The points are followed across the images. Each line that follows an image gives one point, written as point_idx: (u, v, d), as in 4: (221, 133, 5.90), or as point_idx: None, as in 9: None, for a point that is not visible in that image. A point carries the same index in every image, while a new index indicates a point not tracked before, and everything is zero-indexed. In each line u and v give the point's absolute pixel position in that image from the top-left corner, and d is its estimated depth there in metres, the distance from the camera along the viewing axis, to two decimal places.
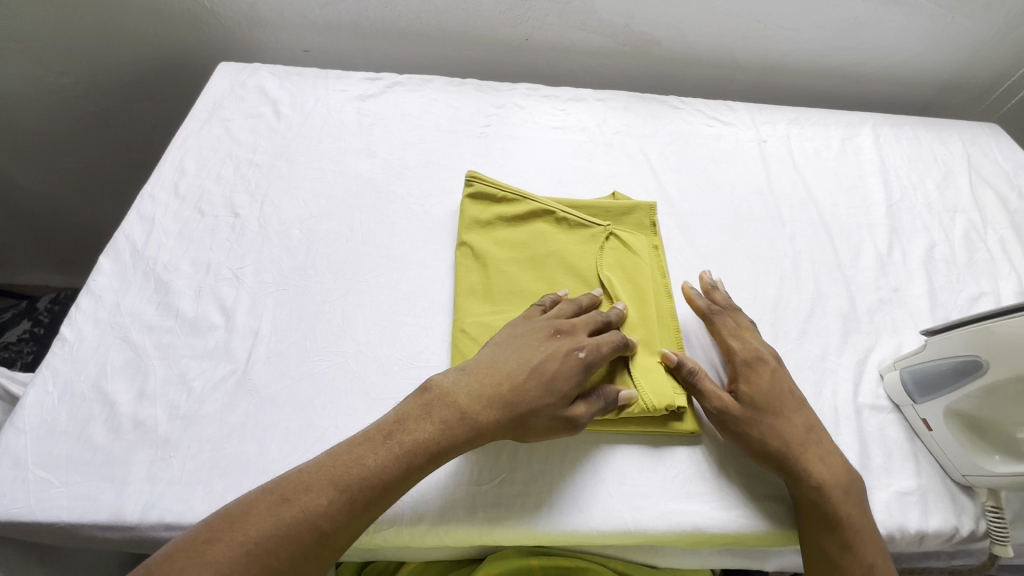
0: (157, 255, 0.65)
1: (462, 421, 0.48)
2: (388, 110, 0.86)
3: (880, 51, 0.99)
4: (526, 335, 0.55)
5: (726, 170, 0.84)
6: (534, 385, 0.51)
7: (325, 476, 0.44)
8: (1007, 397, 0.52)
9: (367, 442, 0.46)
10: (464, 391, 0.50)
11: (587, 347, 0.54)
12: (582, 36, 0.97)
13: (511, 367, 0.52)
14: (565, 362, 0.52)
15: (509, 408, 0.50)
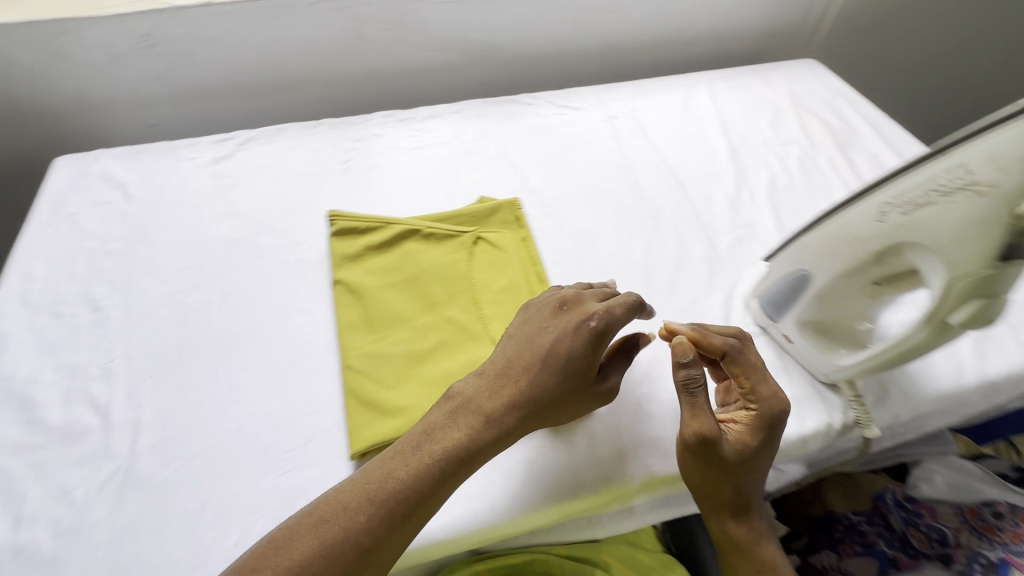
0: (16, 371, 0.62)
1: (488, 423, 0.51)
2: (245, 167, 0.85)
3: (700, 15, 1.08)
4: (534, 320, 0.57)
5: (583, 152, 0.89)
6: (550, 375, 0.53)
7: (360, 494, 0.47)
8: (832, 298, 0.57)
9: (398, 455, 0.49)
10: (484, 395, 0.53)
11: (598, 313, 0.54)
12: (426, 55, 1.00)
13: (524, 359, 0.54)
14: (574, 338, 0.54)
15: (523, 402, 0.53)
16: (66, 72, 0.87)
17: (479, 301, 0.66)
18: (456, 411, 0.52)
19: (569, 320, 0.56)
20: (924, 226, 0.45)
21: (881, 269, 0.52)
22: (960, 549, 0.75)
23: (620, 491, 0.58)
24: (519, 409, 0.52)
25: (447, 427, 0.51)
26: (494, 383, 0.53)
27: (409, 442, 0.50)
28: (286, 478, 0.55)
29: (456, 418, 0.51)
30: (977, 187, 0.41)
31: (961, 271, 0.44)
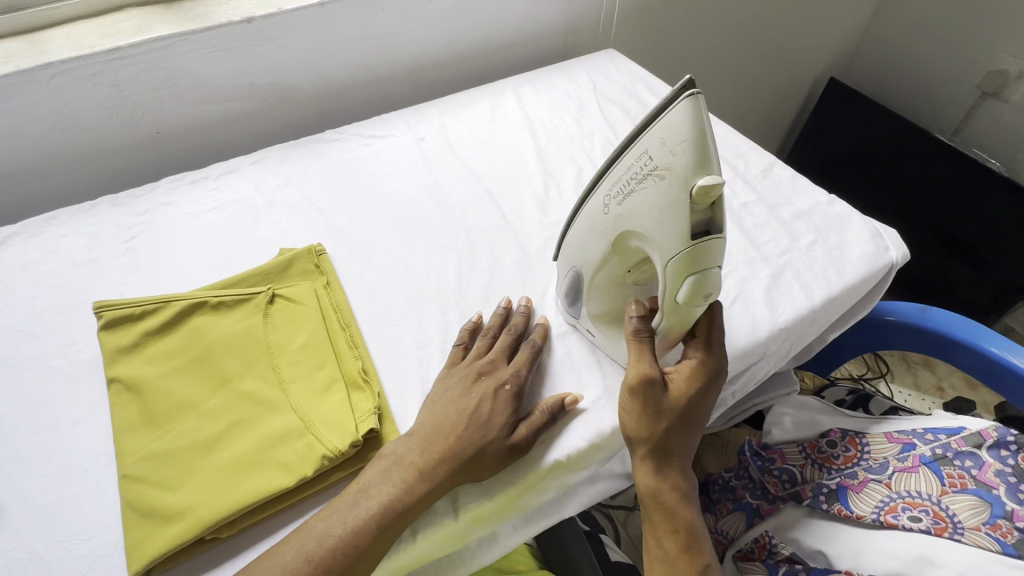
0: None
1: (420, 479, 0.53)
2: (5, 269, 0.75)
3: (496, 23, 1.10)
4: (453, 387, 0.59)
5: (392, 179, 0.87)
6: (478, 429, 0.56)
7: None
8: (604, 290, 0.61)
9: (328, 516, 0.51)
10: (416, 450, 0.55)
11: (510, 380, 0.60)
12: (214, 108, 0.94)
13: (451, 420, 0.56)
14: (495, 401, 0.58)
15: (452, 457, 0.54)
16: None
17: (276, 366, 0.62)
18: (406, 463, 0.54)
19: (487, 381, 0.59)
20: (639, 209, 0.52)
21: (630, 254, 0.57)
22: (806, 485, 0.78)
23: (442, 533, 0.56)
24: (462, 462, 0.55)
25: (471, 441, 0.55)
26: (468, 410, 0.57)
27: (327, 532, 0.50)
28: None
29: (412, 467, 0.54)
30: (663, 168, 0.48)
31: (673, 248, 0.50)
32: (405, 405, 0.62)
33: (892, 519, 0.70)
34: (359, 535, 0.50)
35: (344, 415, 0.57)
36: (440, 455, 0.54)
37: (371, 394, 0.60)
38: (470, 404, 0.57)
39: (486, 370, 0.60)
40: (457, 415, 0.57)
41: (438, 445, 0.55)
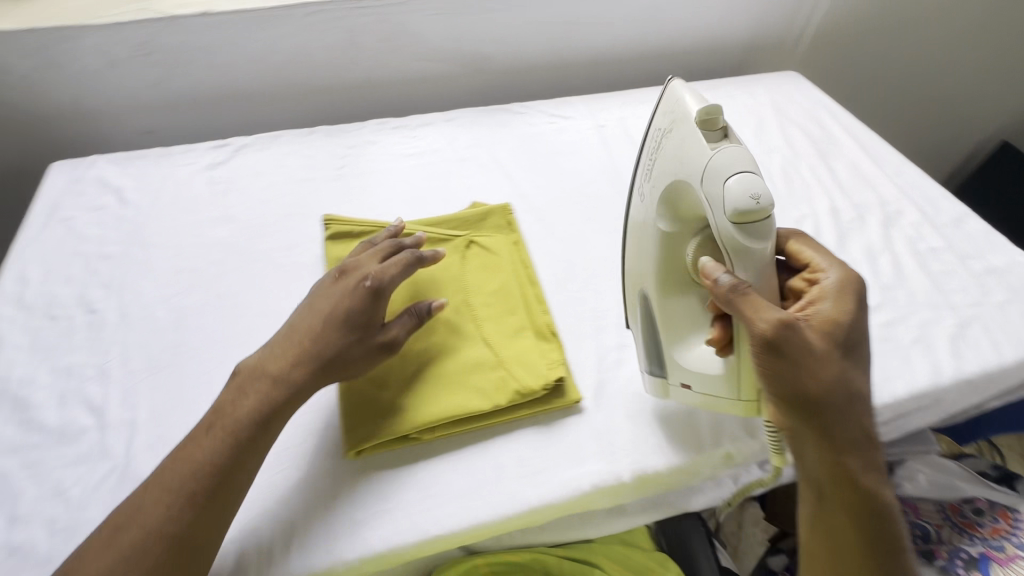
0: (11, 373, 0.62)
1: (276, 383, 0.55)
2: (240, 173, 0.86)
3: (687, 27, 1.12)
4: (324, 288, 0.62)
5: (573, 158, 0.92)
6: (335, 332, 0.58)
7: (156, 491, 0.48)
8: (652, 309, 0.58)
9: (189, 442, 0.51)
10: (269, 363, 0.56)
11: (372, 276, 0.61)
12: (420, 64, 1.02)
13: (330, 305, 0.59)
14: (350, 296, 0.59)
15: (313, 359, 0.56)
16: (62, 78, 0.88)
17: (472, 304, 0.68)
18: (302, 352, 0.57)
19: (349, 276, 0.62)
20: (661, 193, 0.53)
21: (648, 265, 0.56)
22: (942, 545, 0.79)
23: (609, 489, 0.58)
24: (318, 360, 0.56)
25: (330, 347, 0.57)
26: (334, 312, 0.59)
27: (173, 468, 0.49)
28: (287, 479, 0.56)
29: (291, 358, 0.56)
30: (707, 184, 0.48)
31: (708, 197, 0.48)
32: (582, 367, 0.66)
33: None
34: (290, 395, 0.55)
35: (536, 361, 0.63)
36: (286, 363, 0.56)
37: (556, 347, 0.65)
38: (331, 300, 0.60)
39: (350, 269, 0.63)
40: (327, 322, 0.58)
41: (282, 356, 0.57)
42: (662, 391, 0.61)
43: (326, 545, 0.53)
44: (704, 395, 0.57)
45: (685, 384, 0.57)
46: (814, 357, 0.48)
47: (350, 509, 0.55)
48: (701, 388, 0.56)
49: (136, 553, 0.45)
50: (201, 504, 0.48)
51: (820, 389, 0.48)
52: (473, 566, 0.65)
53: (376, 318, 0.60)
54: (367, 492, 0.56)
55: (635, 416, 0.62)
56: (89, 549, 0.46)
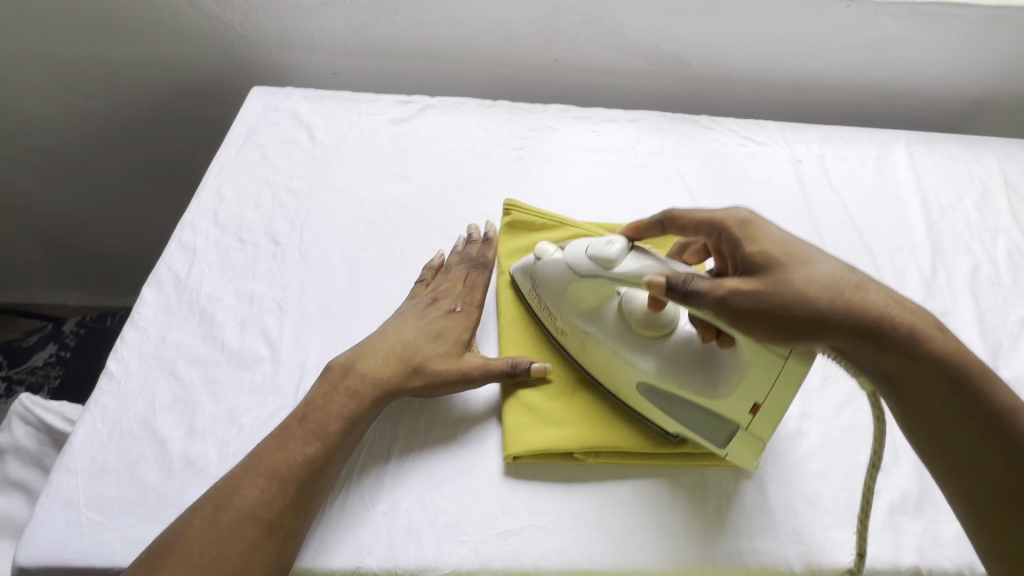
0: (200, 286, 0.64)
1: (366, 382, 0.54)
2: (422, 134, 0.85)
3: (911, 69, 0.99)
4: (412, 312, 0.61)
5: (764, 191, 0.84)
6: (435, 343, 0.58)
7: (251, 473, 0.48)
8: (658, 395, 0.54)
9: (282, 433, 0.51)
10: (364, 359, 0.56)
11: (462, 304, 0.62)
12: (613, 57, 0.97)
13: (412, 334, 0.58)
14: (449, 321, 0.60)
15: (406, 362, 0.56)
16: (277, 9, 0.91)
17: None
18: (382, 355, 0.56)
19: (438, 299, 0.62)
20: (559, 299, 0.58)
21: (614, 345, 0.55)
22: None
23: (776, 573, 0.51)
24: (414, 368, 0.56)
25: (426, 360, 0.56)
26: (434, 332, 0.59)
27: (293, 452, 0.49)
28: (440, 463, 0.54)
29: (376, 364, 0.55)
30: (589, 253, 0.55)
31: (598, 266, 0.54)
32: None
33: None
34: (379, 397, 0.54)
35: None
36: (385, 369, 0.55)
37: None
38: (430, 318, 0.60)
39: (440, 295, 0.62)
40: (425, 337, 0.58)
41: (381, 359, 0.56)
42: (742, 445, 0.53)
43: (472, 546, 0.50)
44: (772, 407, 0.50)
45: (750, 406, 0.51)
46: (769, 292, 0.46)
47: (501, 512, 0.52)
48: (762, 396, 0.50)
49: (236, 527, 0.45)
50: (294, 493, 0.47)
51: (795, 317, 0.45)
52: None
53: (463, 339, 0.59)
54: (518, 500, 0.53)
55: (815, 500, 0.55)
56: (191, 518, 0.45)
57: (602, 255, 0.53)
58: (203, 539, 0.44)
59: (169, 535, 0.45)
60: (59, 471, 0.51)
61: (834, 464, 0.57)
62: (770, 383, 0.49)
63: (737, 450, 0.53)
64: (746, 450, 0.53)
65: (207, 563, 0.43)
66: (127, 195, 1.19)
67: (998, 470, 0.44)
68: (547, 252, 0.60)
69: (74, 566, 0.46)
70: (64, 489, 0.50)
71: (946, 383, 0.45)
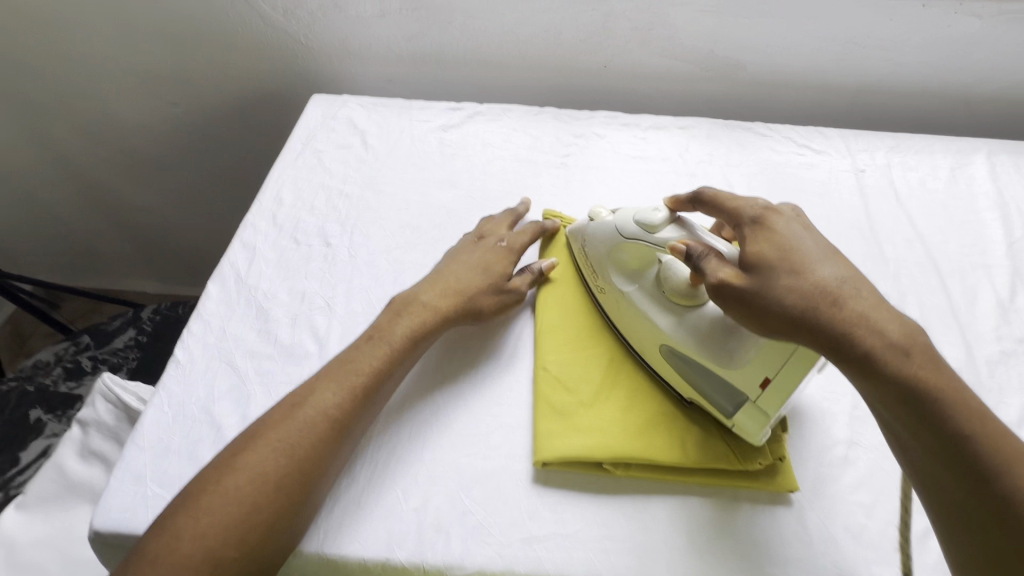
0: (258, 283, 0.69)
1: (425, 310, 0.60)
2: (469, 140, 0.87)
3: (996, 71, 0.91)
4: (461, 249, 0.67)
5: (820, 202, 0.80)
6: (483, 274, 0.64)
7: (297, 408, 0.51)
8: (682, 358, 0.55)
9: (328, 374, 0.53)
10: (421, 292, 0.61)
11: (506, 238, 0.68)
12: (664, 62, 0.95)
13: (462, 269, 0.64)
14: (494, 253, 0.66)
15: (461, 292, 0.62)
16: (338, 21, 0.96)
17: None
18: (442, 286, 0.62)
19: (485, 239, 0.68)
20: (604, 262, 0.62)
21: (645, 308, 0.58)
22: None
23: None
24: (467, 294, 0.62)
25: (479, 287, 0.63)
26: (483, 268, 0.64)
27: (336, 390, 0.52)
28: (471, 465, 0.55)
29: (438, 295, 0.61)
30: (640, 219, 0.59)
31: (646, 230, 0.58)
32: (801, 452, 0.57)
33: None
34: (439, 322, 0.60)
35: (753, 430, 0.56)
36: (442, 297, 0.61)
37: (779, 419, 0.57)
38: (480, 255, 0.66)
39: (485, 234, 0.69)
40: (478, 275, 0.64)
41: (441, 292, 0.62)
42: (753, 419, 0.52)
43: (497, 550, 0.51)
44: (784, 381, 0.50)
45: (761, 379, 0.51)
46: (750, 290, 0.48)
47: (528, 517, 0.53)
48: (774, 370, 0.50)
49: (271, 456, 0.48)
50: (331, 431, 0.50)
51: (766, 320, 0.47)
52: None
53: (509, 271, 0.65)
54: (546, 508, 0.53)
55: (859, 533, 0.52)
56: (235, 445, 0.49)
57: (649, 219, 0.57)
58: (242, 462, 0.48)
59: (216, 458, 0.49)
60: (130, 447, 0.56)
61: (884, 497, 0.54)
62: (783, 359, 0.49)
63: (750, 422, 0.53)
64: (758, 424, 0.52)
65: (255, 481, 0.47)
66: (201, 193, 1.29)
67: (966, 506, 0.42)
68: (601, 215, 0.64)
69: (139, 534, 0.51)
70: (133, 463, 0.55)
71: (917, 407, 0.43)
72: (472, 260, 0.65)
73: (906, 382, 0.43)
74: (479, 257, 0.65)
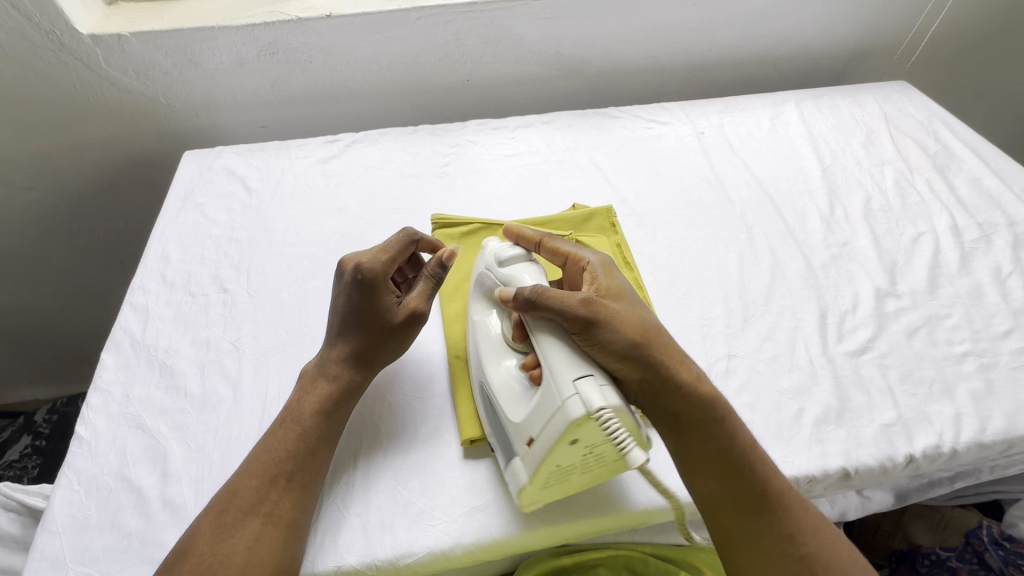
0: (158, 341, 0.68)
1: (322, 378, 0.57)
2: (351, 168, 0.91)
3: (787, 35, 1.09)
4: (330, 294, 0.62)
5: (671, 164, 0.91)
6: (358, 318, 0.58)
7: (248, 477, 0.50)
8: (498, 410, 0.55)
9: (269, 434, 0.54)
10: (315, 362, 0.59)
11: (361, 266, 0.58)
12: (519, 68, 1.04)
13: (332, 320, 0.60)
14: (349, 291, 0.58)
15: (345, 345, 0.58)
16: (196, 76, 0.96)
17: None
18: (341, 344, 0.59)
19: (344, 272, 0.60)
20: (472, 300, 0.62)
21: (485, 342, 0.59)
22: None
23: None
24: (354, 343, 0.58)
25: (363, 332, 0.58)
26: (349, 310, 0.58)
27: (278, 447, 0.52)
28: (411, 460, 0.58)
29: (338, 361, 0.58)
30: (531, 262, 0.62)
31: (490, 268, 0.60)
32: None
33: None
34: (334, 380, 0.57)
35: None
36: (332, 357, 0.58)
37: None
38: (342, 295, 0.59)
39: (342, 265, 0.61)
40: (347, 317, 0.58)
41: (328, 351, 0.59)
42: (521, 476, 0.51)
43: (452, 530, 0.54)
44: (541, 441, 0.49)
45: (527, 438, 0.50)
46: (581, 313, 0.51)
47: (467, 491, 0.56)
48: (535, 430, 0.49)
49: (241, 528, 0.48)
50: (285, 485, 0.50)
51: (617, 350, 0.51)
52: (561, 566, 0.61)
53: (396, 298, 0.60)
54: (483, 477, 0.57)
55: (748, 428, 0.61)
56: (200, 528, 0.48)
57: (494, 257, 0.60)
58: (212, 548, 0.46)
59: (183, 543, 0.47)
60: (41, 535, 0.53)
61: (762, 393, 0.63)
62: (551, 412, 0.48)
63: (520, 480, 0.51)
64: (525, 481, 0.51)
65: (219, 562, 0.46)
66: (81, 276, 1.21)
67: (763, 510, 0.50)
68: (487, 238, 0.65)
69: None
70: (49, 550, 0.52)
71: (670, 414, 0.53)
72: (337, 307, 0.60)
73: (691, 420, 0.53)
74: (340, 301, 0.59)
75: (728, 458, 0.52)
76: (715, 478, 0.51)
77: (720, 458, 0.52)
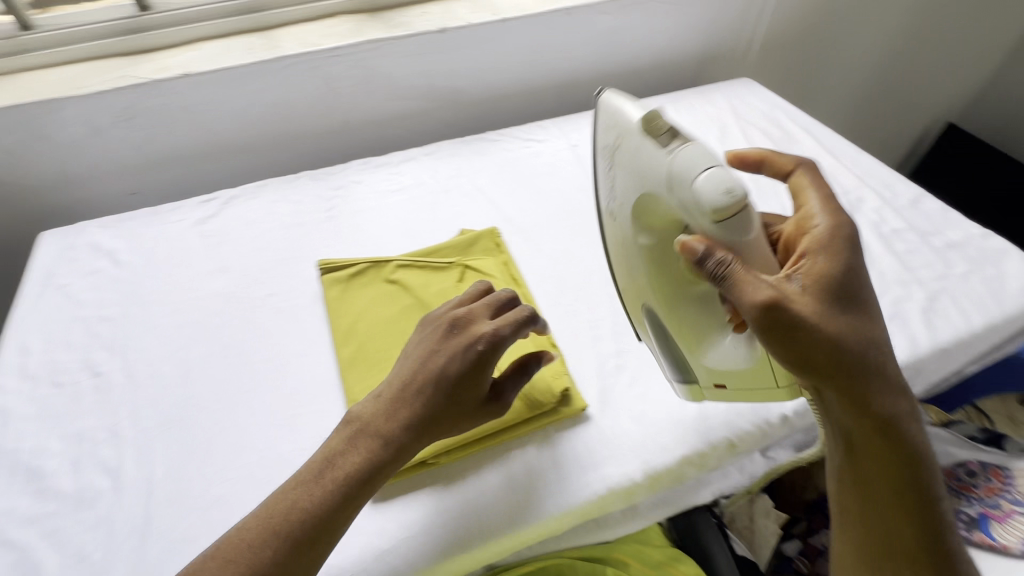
0: (21, 443, 0.62)
1: (376, 441, 0.52)
2: (231, 225, 0.88)
3: (642, 47, 1.18)
4: (426, 338, 0.57)
5: (550, 179, 0.96)
6: (432, 393, 0.54)
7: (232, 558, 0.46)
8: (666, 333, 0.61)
9: (300, 485, 0.50)
10: (371, 416, 0.53)
11: (484, 337, 0.55)
12: (395, 104, 1.06)
13: (404, 373, 0.55)
14: (460, 359, 0.54)
15: (410, 405, 0.53)
16: (45, 150, 0.90)
17: None
18: (382, 408, 0.54)
19: (464, 332, 0.55)
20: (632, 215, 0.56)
21: (639, 265, 0.58)
22: None
23: (625, 489, 0.60)
24: (410, 410, 0.53)
25: (459, 401, 0.55)
26: (441, 378, 0.54)
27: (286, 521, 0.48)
28: None
29: (385, 418, 0.53)
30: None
31: (683, 200, 0.48)
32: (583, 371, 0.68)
33: (1000, 539, 0.72)
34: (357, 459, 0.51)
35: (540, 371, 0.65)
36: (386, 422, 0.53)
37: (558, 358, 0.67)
38: (420, 365, 0.55)
39: (463, 321, 0.56)
40: (421, 380, 0.54)
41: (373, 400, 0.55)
42: (700, 393, 0.62)
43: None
44: (751, 391, 0.59)
45: (717, 383, 0.59)
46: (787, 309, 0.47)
47: (375, 536, 0.55)
48: (733, 381, 0.58)
49: None
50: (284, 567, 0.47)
51: (799, 355, 0.47)
52: None
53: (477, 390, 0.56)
54: (390, 518, 0.57)
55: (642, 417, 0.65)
56: None
57: (694, 187, 0.47)
58: None
59: None
60: None
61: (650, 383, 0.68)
62: (764, 380, 0.56)
63: (696, 394, 0.63)
64: (707, 395, 0.62)
65: None
66: None
67: (876, 513, 0.53)
68: (659, 126, 0.51)
69: None
70: None
71: (846, 413, 0.51)
72: (416, 380, 0.54)
73: (876, 423, 0.50)
74: (419, 374, 0.54)
75: (900, 460, 0.51)
76: (886, 476, 0.52)
77: (896, 457, 0.51)
